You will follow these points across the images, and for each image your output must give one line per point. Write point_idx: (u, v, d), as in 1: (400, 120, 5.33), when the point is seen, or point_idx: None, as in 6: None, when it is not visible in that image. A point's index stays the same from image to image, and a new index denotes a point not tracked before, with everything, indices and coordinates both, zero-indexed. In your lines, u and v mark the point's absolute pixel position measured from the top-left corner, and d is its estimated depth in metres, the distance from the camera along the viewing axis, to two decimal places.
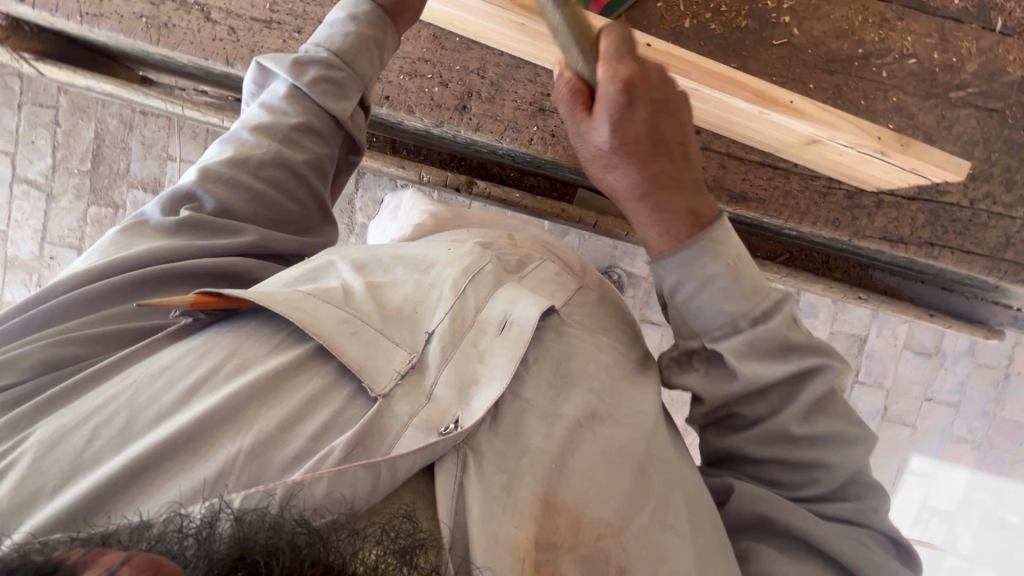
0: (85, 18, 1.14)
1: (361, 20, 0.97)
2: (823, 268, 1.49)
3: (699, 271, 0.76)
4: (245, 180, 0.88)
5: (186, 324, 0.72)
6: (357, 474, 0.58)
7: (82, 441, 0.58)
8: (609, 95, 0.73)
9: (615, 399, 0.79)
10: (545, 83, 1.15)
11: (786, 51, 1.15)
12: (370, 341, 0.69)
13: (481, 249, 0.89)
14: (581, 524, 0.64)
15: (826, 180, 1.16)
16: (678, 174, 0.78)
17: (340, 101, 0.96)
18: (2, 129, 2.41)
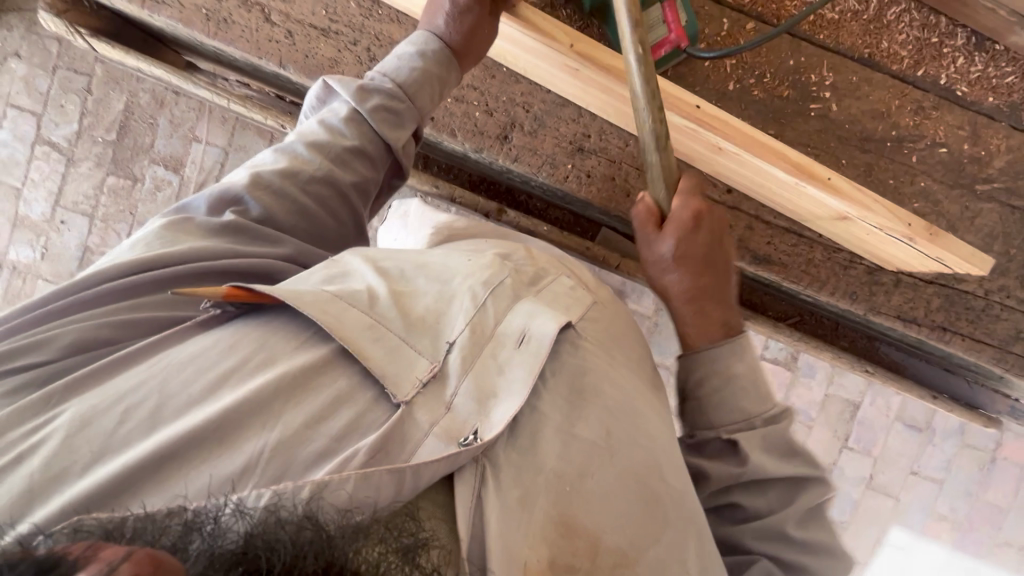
0: (147, 3, 1.16)
1: (428, 56, 0.99)
2: (831, 335, 1.50)
3: (724, 367, 0.88)
4: (294, 194, 0.89)
5: (214, 315, 0.73)
6: (383, 479, 0.58)
7: (111, 423, 0.60)
8: (681, 219, 0.93)
9: (634, 421, 0.78)
10: (587, 124, 1.17)
11: (822, 124, 1.18)
12: (393, 348, 0.71)
13: (501, 261, 0.90)
14: (598, 551, 0.66)
15: (848, 253, 1.18)
16: (720, 291, 0.96)
17: (395, 128, 0.97)
18: (33, 89, 2.43)
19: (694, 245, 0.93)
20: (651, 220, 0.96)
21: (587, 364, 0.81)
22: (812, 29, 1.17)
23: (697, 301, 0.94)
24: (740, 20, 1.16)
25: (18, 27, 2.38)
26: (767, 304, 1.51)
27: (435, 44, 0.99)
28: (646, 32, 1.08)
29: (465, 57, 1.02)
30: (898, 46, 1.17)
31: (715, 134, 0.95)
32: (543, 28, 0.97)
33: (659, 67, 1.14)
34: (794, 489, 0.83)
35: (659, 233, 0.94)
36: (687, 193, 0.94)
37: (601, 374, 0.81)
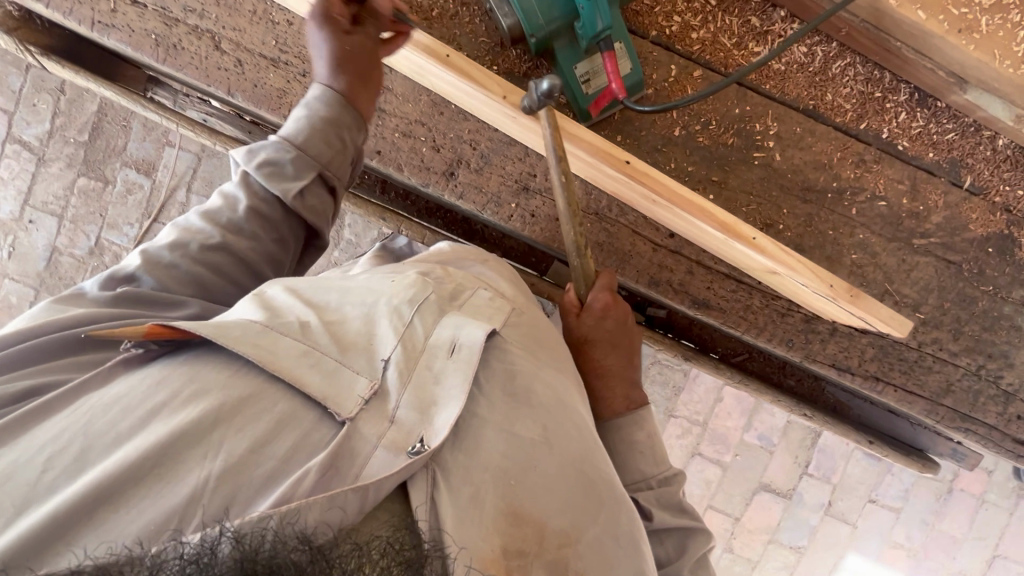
0: (97, 26, 1.16)
1: (317, 108, 0.96)
2: (779, 374, 1.54)
3: (630, 435, 1.01)
4: (184, 265, 0.86)
5: (138, 355, 0.69)
6: (348, 496, 0.58)
7: (35, 475, 0.56)
8: (594, 305, 1.08)
9: (567, 417, 0.79)
10: (533, 164, 1.18)
11: (765, 173, 1.19)
12: (330, 371, 0.69)
13: (424, 279, 0.85)
14: (544, 535, 0.68)
15: (786, 301, 1.20)
16: (624, 369, 1.07)
17: (283, 182, 0.92)
18: (5, 86, 2.41)
19: (603, 329, 1.08)
20: (572, 306, 1.11)
21: (516, 366, 0.80)
22: (759, 79, 1.18)
23: (600, 379, 1.07)
24: (688, 66, 1.18)
25: None
26: (716, 339, 1.53)
27: (326, 92, 0.97)
28: (590, 78, 1.09)
29: (358, 96, 0.99)
30: (843, 99, 1.19)
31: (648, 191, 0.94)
32: (475, 78, 0.92)
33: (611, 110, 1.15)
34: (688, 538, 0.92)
35: (577, 316, 1.09)
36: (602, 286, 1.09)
37: (534, 376, 0.81)
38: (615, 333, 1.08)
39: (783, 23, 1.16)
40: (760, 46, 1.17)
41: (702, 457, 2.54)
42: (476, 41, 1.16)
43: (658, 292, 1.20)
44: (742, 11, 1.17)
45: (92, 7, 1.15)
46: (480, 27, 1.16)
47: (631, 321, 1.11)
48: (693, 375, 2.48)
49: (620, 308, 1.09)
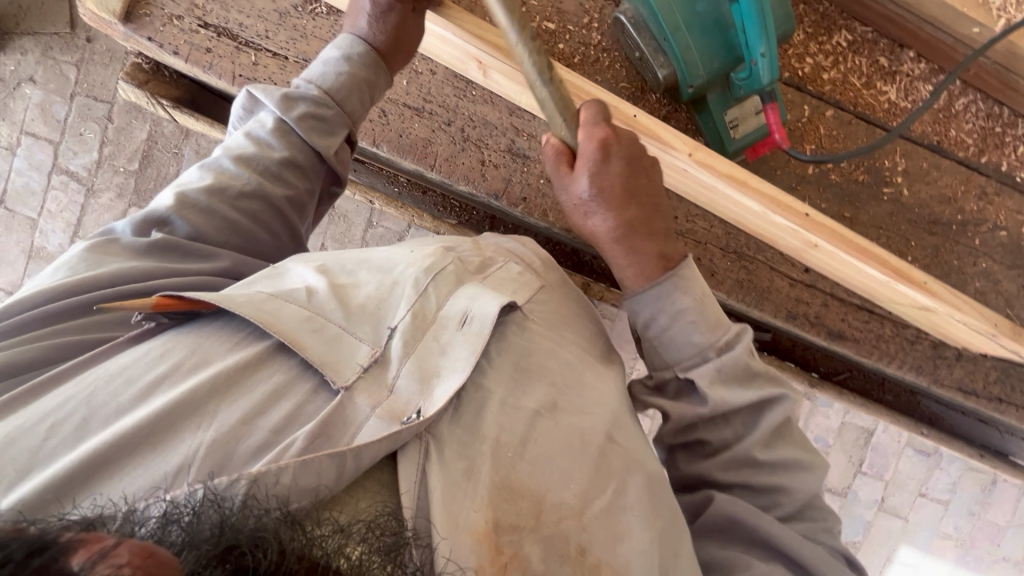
0: (237, 79, 1.14)
1: (355, 60, 0.95)
2: (878, 390, 1.59)
3: (670, 305, 0.86)
4: (219, 210, 0.84)
5: (150, 328, 0.69)
6: (324, 462, 0.58)
7: (38, 440, 0.56)
8: (588, 153, 0.85)
9: (577, 389, 0.79)
10: (675, 206, 1.20)
11: (893, 207, 1.24)
12: (333, 337, 0.69)
13: (445, 250, 0.88)
14: (543, 509, 0.66)
15: (915, 329, 1.25)
16: (650, 222, 0.90)
17: (325, 137, 0.94)
18: (50, 116, 2.34)
19: (611, 179, 0.86)
20: (562, 161, 0.88)
21: (531, 344, 0.81)
22: (887, 117, 1.22)
23: (629, 235, 0.88)
24: (820, 107, 1.21)
25: (34, 50, 2.30)
26: (817, 360, 1.58)
27: (360, 46, 0.96)
28: (739, 123, 1.11)
29: (393, 56, 0.99)
30: (965, 134, 1.24)
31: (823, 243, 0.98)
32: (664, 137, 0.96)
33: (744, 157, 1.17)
34: (761, 412, 0.82)
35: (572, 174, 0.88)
36: (592, 122, 0.86)
37: (547, 352, 0.81)
38: (626, 176, 0.87)
39: (910, 64, 1.21)
40: (888, 84, 1.22)
41: None
42: (617, 86, 1.17)
43: (796, 325, 1.23)
44: (872, 51, 1.21)
45: (233, 60, 1.14)
46: (620, 73, 1.18)
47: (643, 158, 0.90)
48: None
49: (623, 142, 0.87)
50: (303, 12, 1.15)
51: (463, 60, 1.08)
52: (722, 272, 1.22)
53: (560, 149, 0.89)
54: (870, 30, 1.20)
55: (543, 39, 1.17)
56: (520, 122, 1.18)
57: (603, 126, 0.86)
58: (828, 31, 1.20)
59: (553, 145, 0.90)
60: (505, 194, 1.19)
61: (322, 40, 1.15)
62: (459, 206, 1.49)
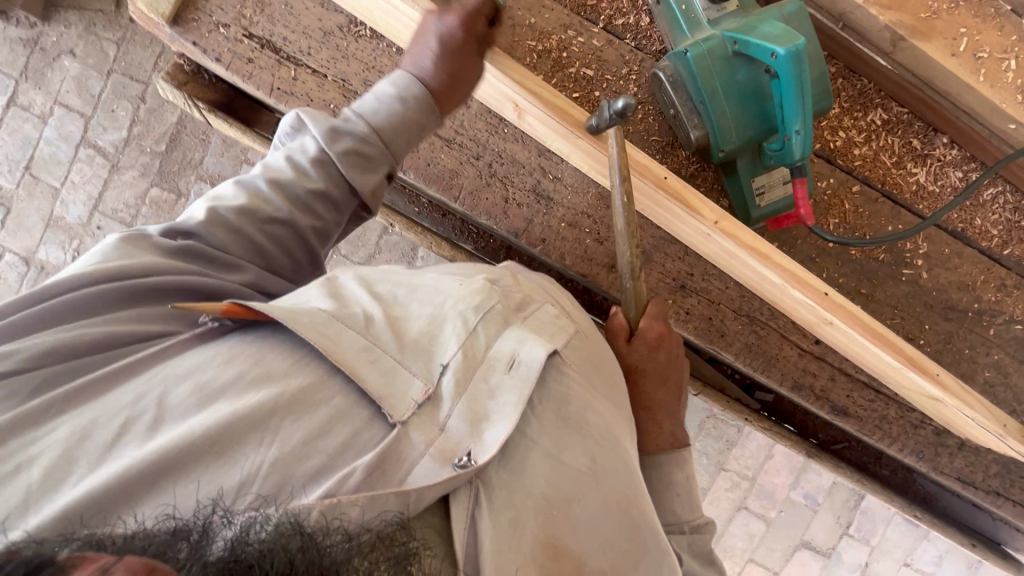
0: (275, 92, 1.16)
1: (409, 102, 0.90)
2: (875, 464, 1.57)
3: (667, 476, 0.99)
4: (246, 231, 0.79)
5: (211, 327, 0.69)
6: (388, 500, 0.59)
7: (110, 435, 0.57)
8: (648, 337, 1.04)
9: (613, 445, 0.77)
10: (693, 263, 1.21)
11: (911, 289, 1.23)
12: (388, 369, 0.68)
13: (493, 286, 0.82)
14: (581, 572, 0.68)
15: (919, 414, 1.24)
16: (669, 405, 1.04)
17: (365, 175, 0.87)
18: (84, 90, 2.37)
19: (654, 361, 1.03)
20: (622, 334, 1.06)
21: (570, 392, 0.77)
22: (914, 199, 1.22)
23: (646, 413, 1.02)
24: (848, 181, 1.21)
25: (77, 24, 2.34)
26: (816, 426, 1.57)
27: (417, 88, 0.91)
28: (766, 190, 1.12)
29: (449, 96, 0.94)
30: (990, 225, 1.23)
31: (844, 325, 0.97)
32: (691, 204, 0.94)
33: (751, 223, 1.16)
34: None
35: (628, 346, 1.05)
36: (654, 315, 1.07)
37: (586, 402, 0.78)
38: (665, 366, 1.05)
39: (943, 149, 1.21)
40: (918, 167, 1.21)
41: (749, 511, 2.57)
42: (647, 139, 1.18)
43: (801, 395, 1.23)
44: (905, 132, 1.21)
45: (273, 73, 1.15)
46: (652, 127, 1.18)
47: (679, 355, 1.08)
48: (746, 431, 2.52)
49: (672, 340, 1.06)
50: (347, 33, 1.16)
51: (499, 98, 1.09)
52: (733, 333, 1.22)
53: (624, 327, 1.06)
54: (906, 111, 1.20)
55: (580, 84, 1.18)
56: (548, 164, 1.18)
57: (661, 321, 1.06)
58: (864, 108, 1.20)
59: (619, 320, 1.08)
60: (524, 234, 1.19)
61: (362, 62, 1.16)
62: (477, 233, 1.49)
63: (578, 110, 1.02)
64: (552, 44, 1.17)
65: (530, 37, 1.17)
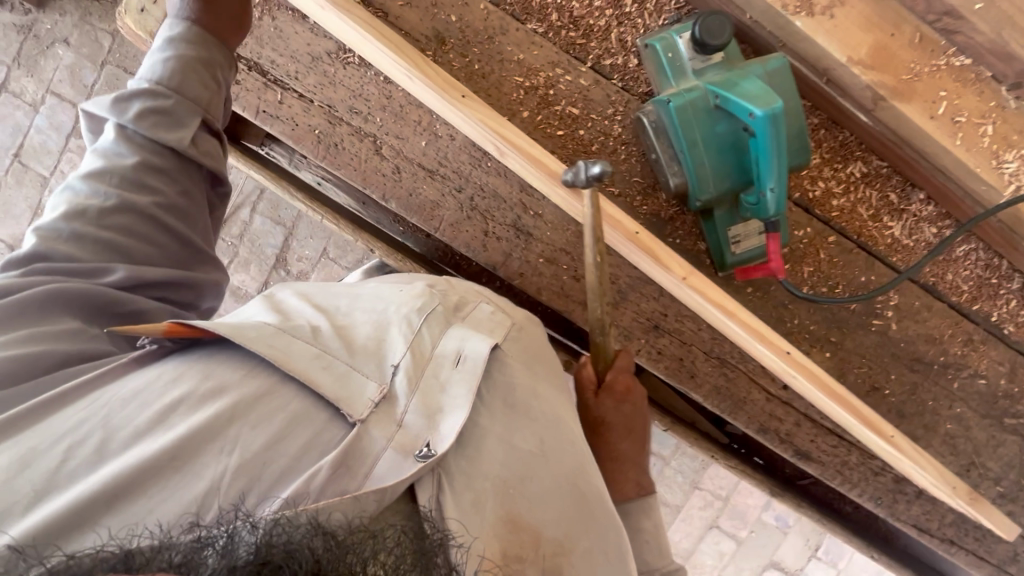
0: (260, 114, 1.17)
1: (178, 44, 0.93)
2: (838, 500, 1.60)
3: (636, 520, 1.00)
4: (85, 233, 0.82)
5: (151, 350, 0.75)
6: (365, 495, 0.64)
7: (59, 459, 0.60)
8: (614, 390, 1.06)
9: (559, 430, 0.84)
10: (666, 304, 1.22)
11: (879, 339, 1.25)
12: (341, 374, 0.73)
13: (432, 291, 0.92)
14: (540, 542, 0.74)
15: (880, 462, 1.26)
16: (634, 456, 1.06)
17: (174, 128, 0.90)
18: (78, 80, 2.35)
19: (619, 413, 1.06)
20: (588, 386, 1.08)
21: (516, 380, 0.85)
22: (887, 251, 1.24)
23: (612, 464, 1.04)
24: (824, 231, 1.23)
25: (72, 13, 2.31)
26: (783, 461, 1.60)
27: (181, 26, 0.94)
28: (740, 240, 1.14)
29: (225, 33, 0.98)
30: (961, 280, 1.25)
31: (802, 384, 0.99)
32: (659, 257, 0.96)
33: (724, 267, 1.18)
34: None
35: (595, 398, 1.07)
36: (621, 367, 1.07)
37: (533, 391, 0.86)
38: (629, 418, 1.07)
39: (918, 205, 1.23)
40: (894, 220, 1.23)
41: (720, 529, 2.61)
42: (629, 180, 1.20)
43: (766, 439, 1.25)
44: (883, 186, 1.22)
45: (259, 96, 1.16)
46: (635, 168, 1.19)
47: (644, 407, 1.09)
48: None
49: (636, 393, 1.07)
50: (335, 59, 1.16)
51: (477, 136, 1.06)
52: (702, 374, 1.24)
53: (589, 382, 1.08)
54: (885, 164, 1.21)
55: (565, 123, 1.19)
56: (529, 200, 1.19)
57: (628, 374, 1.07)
58: (844, 160, 1.21)
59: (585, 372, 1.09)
60: (502, 267, 1.21)
61: (349, 89, 1.16)
62: (460, 259, 1.51)
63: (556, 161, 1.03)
64: (539, 81, 1.18)
65: (518, 73, 1.17)
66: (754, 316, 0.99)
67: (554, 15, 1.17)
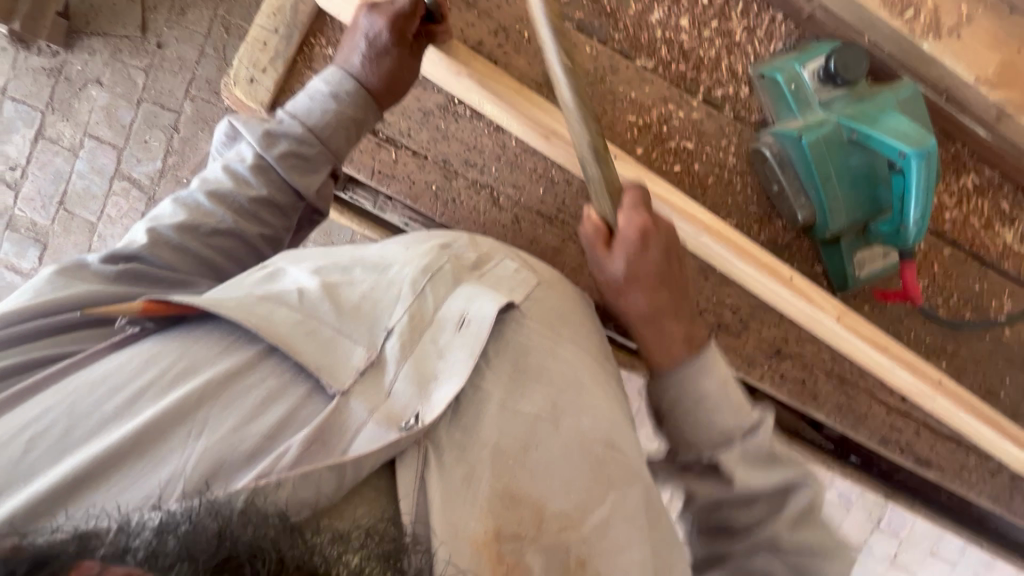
0: (376, 175, 1.16)
1: (343, 98, 0.90)
2: (935, 491, 1.65)
3: (694, 389, 0.84)
4: (192, 248, 0.80)
5: (133, 333, 0.67)
6: (322, 475, 0.55)
7: (17, 452, 0.54)
8: (627, 237, 0.85)
9: (576, 391, 0.76)
10: (787, 329, 1.24)
11: (992, 345, 1.27)
12: (326, 340, 0.66)
13: (440, 248, 0.84)
14: (543, 518, 0.64)
15: (996, 462, 1.30)
16: (677, 310, 0.89)
17: (304, 175, 0.88)
18: (114, 120, 2.13)
19: (645, 264, 0.87)
20: (598, 239, 0.89)
21: (531, 342, 0.78)
22: (1000, 258, 1.24)
23: (651, 328, 0.89)
24: (938, 244, 1.22)
25: (103, 51, 2.09)
26: (879, 458, 1.65)
27: (350, 82, 0.91)
28: (865, 262, 1.15)
29: (385, 97, 0.94)
30: None
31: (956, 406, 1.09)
32: (808, 294, 1.05)
33: (840, 288, 1.18)
34: None
35: (609, 253, 0.88)
36: (631, 207, 0.86)
37: (546, 352, 0.78)
38: (662, 269, 0.88)
39: None
40: (1005, 228, 1.23)
41: None
42: (746, 210, 1.18)
43: (887, 450, 1.29)
44: (995, 195, 1.22)
45: (374, 156, 1.15)
46: (750, 198, 1.18)
47: (677, 247, 0.90)
48: None
49: (663, 232, 0.87)
50: (446, 112, 1.14)
51: None
52: (824, 394, 1.26)
53: (599, 226, 0.89)
54: (997, 173, 1.21)
55: (681, 158, 1.17)
56: None
57: (643, 212, 0.85)
58: (956, 172, 1.21)
59: (592, 220, 0.90)
60: None
61: (463, 142, 1.15)
62: None
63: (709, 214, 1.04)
64: (652, 117, 1.16)
65: (631, 111, 1.16)
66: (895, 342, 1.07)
67: (664, 49, 1.16)
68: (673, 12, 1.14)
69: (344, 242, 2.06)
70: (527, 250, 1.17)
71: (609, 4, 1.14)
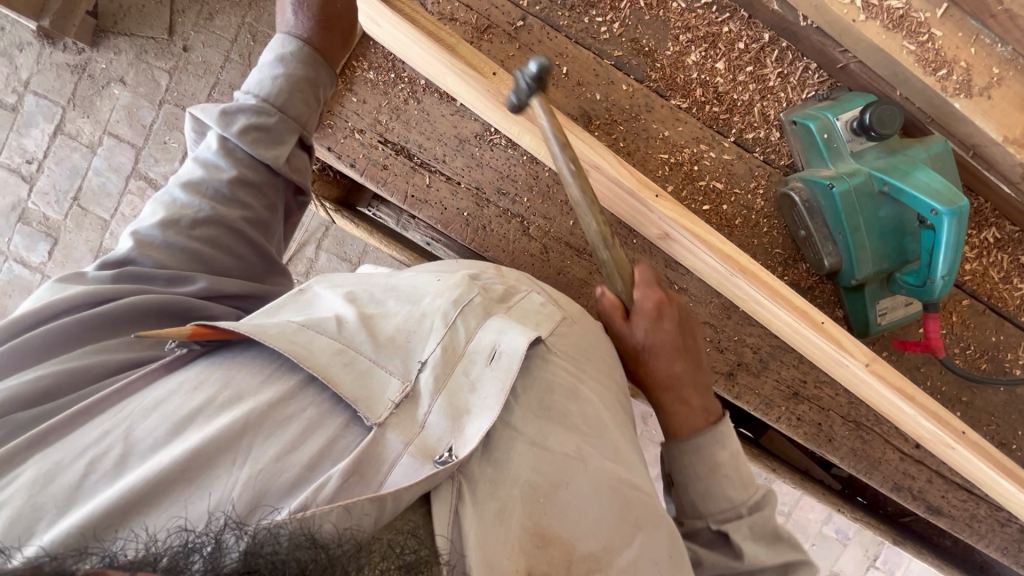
0: (409, 199, 1.17)
1: (290, 60, 0.91)
2: (939, 535, 1.65)
3: (709, 457, 0.88)
4: (178, 242, 0.77)
5: (181, 354, 0.67)
6: (364, 506, 0.55)
7: (76, 476, 0.54)
8: (645, 309, 0.93)
9: (598, 429, 0.75)
10: (807, 371, 1.24)
11: (1008, 397, 1.28)
12: (363, 372, 0.66)
13: (471, 281, 0.84)
14: (572, 558, 0.64)
15: (1006, 513, 1.31)
16: (692, 376, 0.95)
17: (273, 146, 0.86)
18: (134, 120, 2.11)
19: (661, 333, 0.94)
20: (617, 313, 0.95)
21: (556, 379, 0.77)
22: (1018, 312, 1.25)
23: (668, 395, 0.94)
24: (957, 295, 1.25)
25: (127, 51, 2.03)
26: (885, 499, 1.66)
27: (293, 43, 0.92)
28: (888, 312, 1.17)
29: (332, 50, 0.96)
30: None
31: (983, 460, 1.10)
32: (845, 345, 1.05)
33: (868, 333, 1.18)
34: None
35: (628, 324, 0.94)
36: (646, 283, 0.94)
37: (570, 391, 0.77)
38: (676, 334, 0.95)
39: None
40: None
41: None
42: (772, 252, 1.19)
43: (899, 496, 1.29)
44: (1015, 250, 1.24)
45: (408, 180, 1.16)
46: (777, 240, 1.19)
47: (687, 317, 0.99)
48: None
49: (673, 305, 0.96)
50: (482, 141, 1.16)
51: (647, 223, 1.09)
52: (840, 438, 1.27)
53: (616, 302, 0.94)
54: (1018, 230, 1.24)
55: (709, 197, 1.19)
56: (674, 275, 1.21)
57: (656, 287, 0.94)
58: (978, 226, 1.24)
59: (607, 297, 0.95)
60: None
61: (497, 171, 1.16)
62: None
63: (744, 256, 1.06)
64: (684, 157, 1.18)
65: (663, 149, 1.17)
66: (930, 399, 1.08)
67: (698, 90, 1.17)
68: (709, 55, 1.17)
69: (358, 251, 2.07)
70: (556, 281, 1.18)
71: (647, 44, 1.16)
